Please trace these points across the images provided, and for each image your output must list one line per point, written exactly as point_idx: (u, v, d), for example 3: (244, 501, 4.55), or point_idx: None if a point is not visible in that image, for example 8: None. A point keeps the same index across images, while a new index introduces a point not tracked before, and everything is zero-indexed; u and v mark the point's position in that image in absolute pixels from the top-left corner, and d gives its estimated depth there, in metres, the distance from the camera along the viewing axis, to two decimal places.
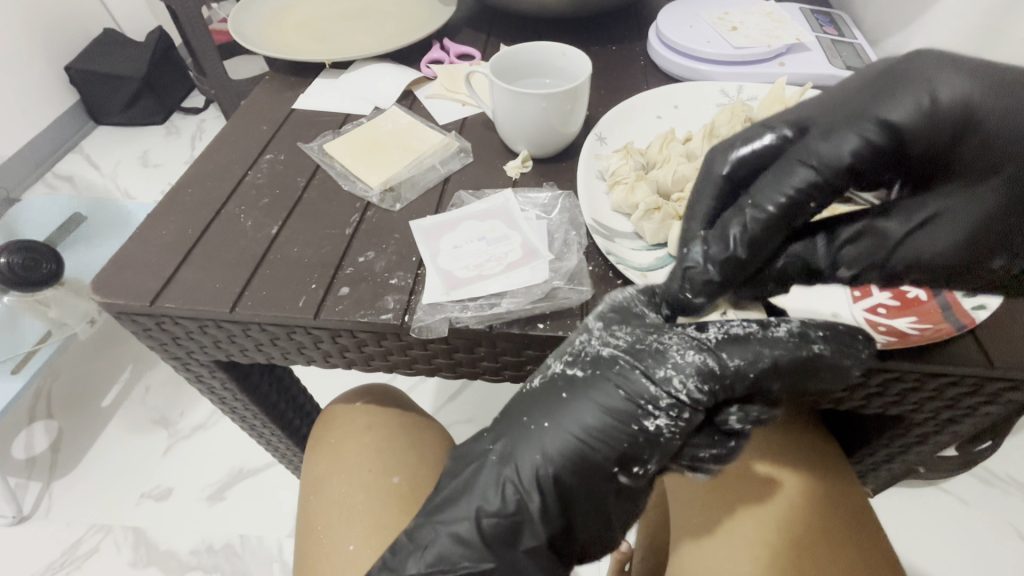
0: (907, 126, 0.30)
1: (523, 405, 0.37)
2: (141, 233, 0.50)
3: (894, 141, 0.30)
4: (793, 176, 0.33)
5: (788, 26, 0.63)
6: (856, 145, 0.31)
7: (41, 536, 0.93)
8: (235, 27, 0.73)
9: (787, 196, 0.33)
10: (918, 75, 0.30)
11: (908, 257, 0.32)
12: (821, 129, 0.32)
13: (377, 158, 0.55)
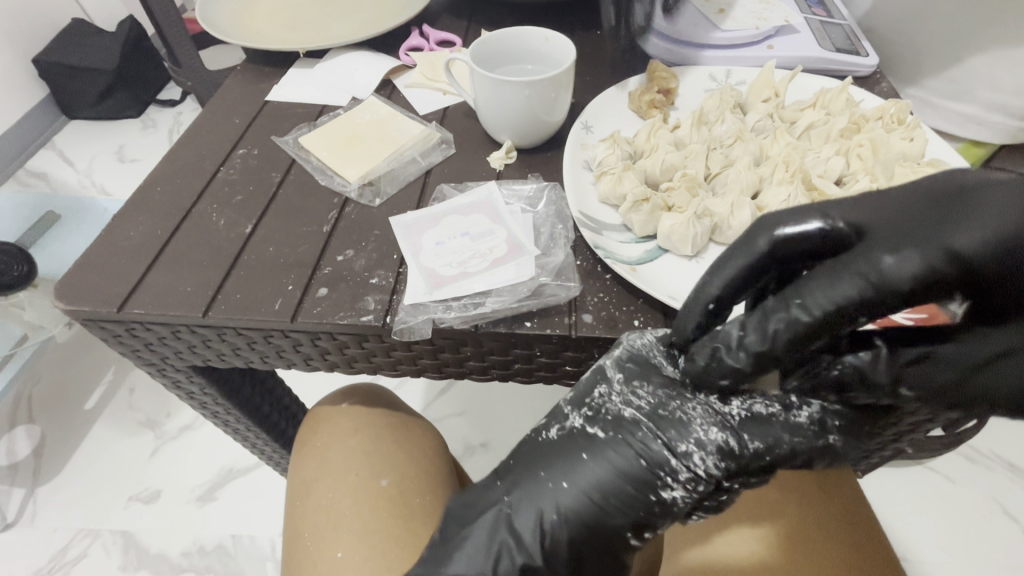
0: (974, 259, 0.24)
1: (537, 456, 0.35)
2: (109, 234, 0.48)
3: (958, 270, 0.24)
4: (839, 286, 0.26)
5: (776, 7, 0.62)
6: (916, 268, 0.24)
7: (26, 543, 0.91)
8: (204, 15, 0.70)
9: (836, 304, 0.26)
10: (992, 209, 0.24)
11: (984, 385, 0.26)
12: (878, 241, 0.26)
13: (355, 151, 0.52)
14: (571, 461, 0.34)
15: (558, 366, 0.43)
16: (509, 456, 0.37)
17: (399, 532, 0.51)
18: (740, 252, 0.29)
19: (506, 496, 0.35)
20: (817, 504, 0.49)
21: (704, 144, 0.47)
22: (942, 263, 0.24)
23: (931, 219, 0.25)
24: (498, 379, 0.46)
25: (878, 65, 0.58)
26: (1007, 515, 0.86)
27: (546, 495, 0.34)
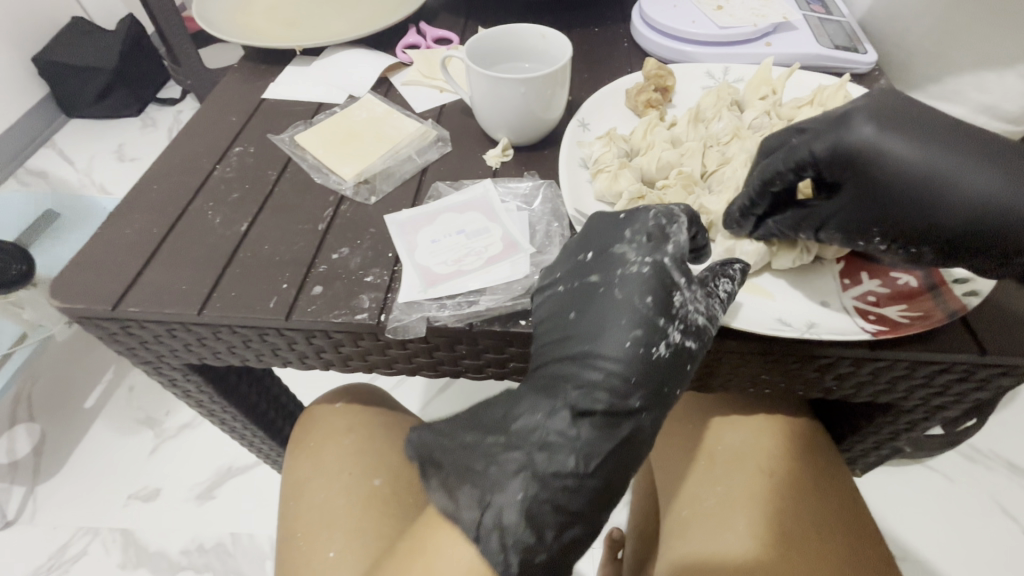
0: (851, 147, 0.33)
1: (655, 374, 0.35)
2: (104, 231, 0.48)
3: (840, 152, 0.33)
4: (776, 157, 0.37)
5: (775, 4, 0.61)
6: (818, 146, 0.34)
7: (26, 541, 0.91)
8: (202, 13, 0.70)
9: (770, 173, 0.37)
10: (890, 117, 0.32)
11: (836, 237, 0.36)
12: (814, 132, 0.35)
13: (351, 149, 0.52)
14: (681, 367, 0.35)
15: None
16: (577, 374, 0.35)
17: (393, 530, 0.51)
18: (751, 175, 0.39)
19: (640, 405, 0.35)
20: (808, 497, 0.49)
21: (700, 141, 0.47)
22: (834, 148, 0.33)
23: (838, 123, 0.34)
24: (493, 378, 0.46)
25: (877, 62, 0.58)
26: (1006, 513, 0.86)
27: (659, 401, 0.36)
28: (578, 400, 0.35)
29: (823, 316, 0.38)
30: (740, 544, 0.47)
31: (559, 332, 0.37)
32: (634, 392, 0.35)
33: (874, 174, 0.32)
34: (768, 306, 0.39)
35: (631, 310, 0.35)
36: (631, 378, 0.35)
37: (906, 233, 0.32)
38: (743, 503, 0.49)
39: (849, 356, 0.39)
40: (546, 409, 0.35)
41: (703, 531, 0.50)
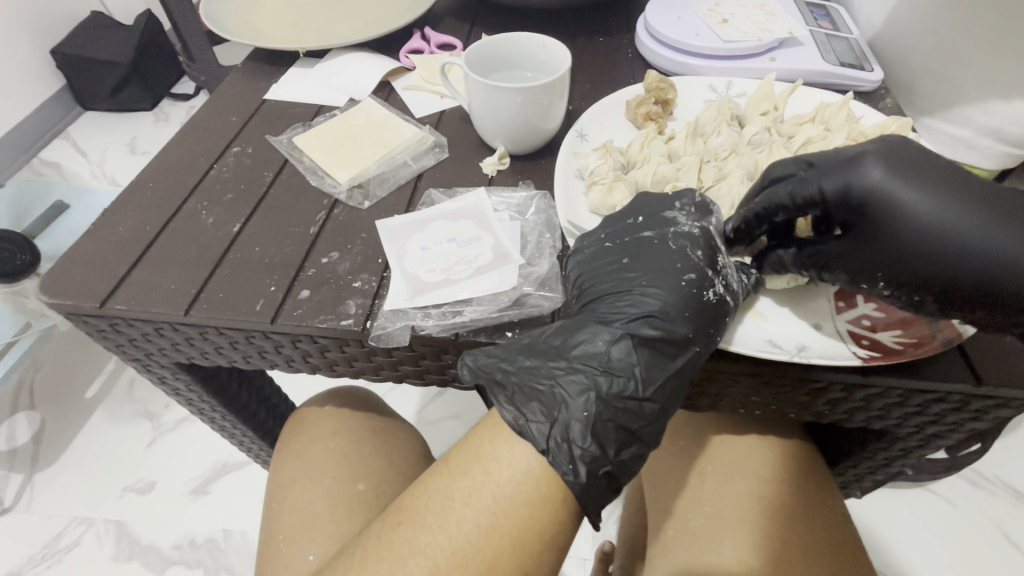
0: (859, 190, 0.32)
1: (706, 315, 0.36)
2: (99, 228, 0.48)
3: (845, 193, 0.33)
4: (777, 190, 0.36)
5: (782, 19, 0.61)
6: (825, 185, 0.34)
7: (22, 529, 0.92)
8: (210, 13, 0.71)
9: (766, 206, 0.37)
10: (899, 159, 0.31)
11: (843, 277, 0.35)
12: (823, 169, 0.34)
13: (348, 152, 0.52)
14: (724, 316, 0.36)
15: None
16: (625, 313, 0.37)
17: None
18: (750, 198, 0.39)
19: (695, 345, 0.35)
20: (797, 516, 0.48)
21: (697, 156, 0.46)
22: (842, 189, 0.33)
23: (844, 164, 0.33)
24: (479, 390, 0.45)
25: (883, 80, 0.57)
26: (1008, 541, 0.84)
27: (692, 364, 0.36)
28: (617, 336, 0.36)
29: (815, 340, 0.37)
30: (729, 558, 0.47)
31: (607, 279, 0.39)
32: (676, 328, 0.36)
33: (883, 220, 0.32)
34: (758, 327, 0.38)
35: (679, 257, 0.38)
36: (676, 317, 0.36)
37: (907, 280, 0.32)
38: (732, 519, 0.49)
39: (841, 381, 0.38)
40: (591, 342, 0.36)
41: (692, 545, 0.49)
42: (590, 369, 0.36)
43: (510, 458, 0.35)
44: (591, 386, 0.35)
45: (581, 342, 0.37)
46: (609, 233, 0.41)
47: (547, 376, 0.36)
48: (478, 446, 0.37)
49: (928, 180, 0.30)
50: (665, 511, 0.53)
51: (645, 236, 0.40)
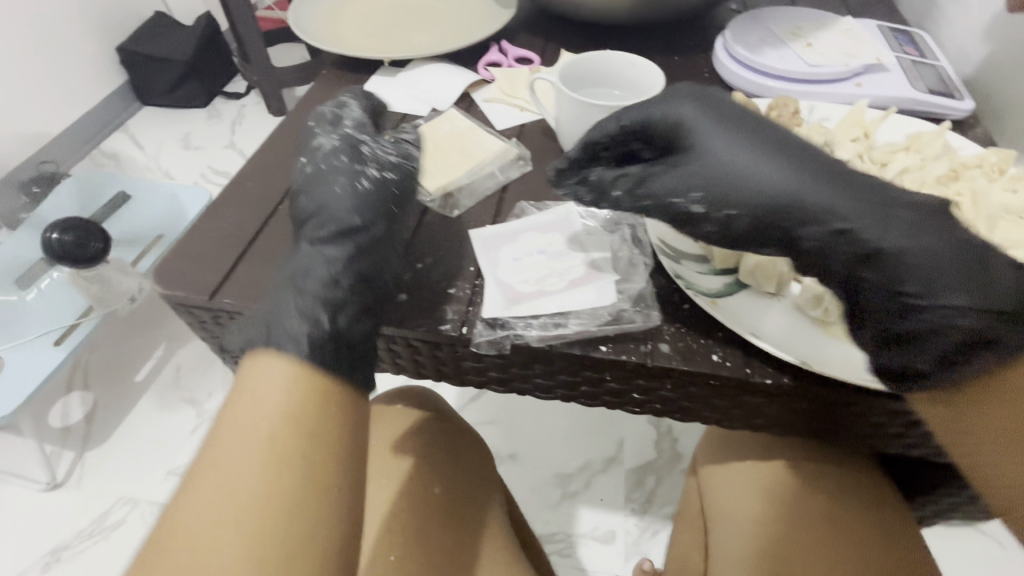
0: (685, 113, 0.34)
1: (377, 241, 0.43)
2: (202, 224, 0.50)
3: (664, 117, 0.35)
4: (628, 112, 0.37)
5: (867, 44, 0.60)
6: (679, 109, 0.34)
7: (71, 505, 0.96)
8: (295, 22, 0.74)
9: (608, 120, 0.38)
10: (761, 124, 0.33)
11: (663, 188, 0.34)
12: (689, 95, 0.35)
13: (437, 161, 0.54)
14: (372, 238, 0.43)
15: (625, 392, 0.43)
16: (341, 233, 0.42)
17: (442, 539, 0.53)
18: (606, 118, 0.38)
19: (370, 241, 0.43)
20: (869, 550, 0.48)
21: None
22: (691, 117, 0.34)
23: (749, 111, 0.34)
24: (561, 399, 0.46)
25: (974, 109, 0.56)
26: None
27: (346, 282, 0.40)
28: (353, 211, 0.43)
29: None
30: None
31: (330, 168, 0.46)
32: (356, 212, 0.43)
33: (702, 138, 0.33)
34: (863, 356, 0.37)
35: (391, 196, 0.47)
36: (355, 206, 0.44)
37: (760, 212, 0.32)
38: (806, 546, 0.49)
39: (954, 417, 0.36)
40: (322, 214, 0.43)
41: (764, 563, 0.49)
42: (337, 258, 0.40)
43: (265, 385, 0.33)
44: (342, 261, 0.41)
45: (306, 200, 0.45)
46: (375, 149, 0.50)
47: (306, 243, 0.42)
48: (232, 406, 0.32)
49: (759, 148, 0.32)
50: (730, 529, 0.53)
51: (338, 145, 0.49)
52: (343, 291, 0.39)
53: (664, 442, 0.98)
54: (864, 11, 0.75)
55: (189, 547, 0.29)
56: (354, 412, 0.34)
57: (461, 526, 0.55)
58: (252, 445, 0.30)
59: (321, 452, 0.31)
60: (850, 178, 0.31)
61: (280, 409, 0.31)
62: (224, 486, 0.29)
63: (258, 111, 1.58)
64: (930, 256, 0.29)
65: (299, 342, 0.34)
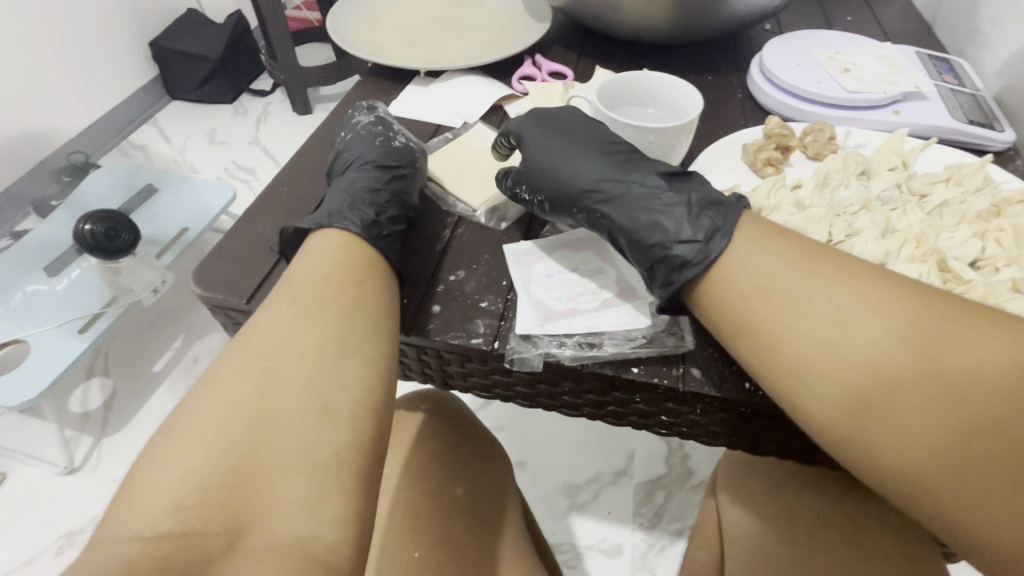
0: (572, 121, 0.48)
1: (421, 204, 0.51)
2: (241, 227, 0.52)
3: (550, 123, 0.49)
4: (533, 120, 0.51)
5: (906, 71, 0.60)
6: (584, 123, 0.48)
7: (84, 492, 0.95)
8: (333, 28, 0.75)
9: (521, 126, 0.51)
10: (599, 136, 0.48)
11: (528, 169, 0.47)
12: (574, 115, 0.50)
13: (471, 176, 0.55)
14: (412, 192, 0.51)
15: (653, 414, 0.43)
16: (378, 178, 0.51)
17: (463, 539, 0.54)
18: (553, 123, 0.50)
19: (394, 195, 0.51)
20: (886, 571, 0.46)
21: (827, 209, 0.46)
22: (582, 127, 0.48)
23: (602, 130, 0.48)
24: (586, 417, 0.47)
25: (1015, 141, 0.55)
26: None
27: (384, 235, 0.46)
28: (384, 147, 0.53)
29: None
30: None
31: (360, 125, 0.56)
32: (383, 154, 0.52)
33: (566, 139, 0.47)
34: None
35: (410, 142, 0.54)
36: (382, 145, 0.53)
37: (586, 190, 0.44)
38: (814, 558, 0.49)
39: None
40: (358, 153, 0.53)
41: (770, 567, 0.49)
42: (373, 182, 0.49)
43: (323, 247, 0.42)
44: (380, 178, 0.50)
45: (345, 148, 0.54)
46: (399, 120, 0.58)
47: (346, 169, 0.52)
48: (297, 266, 0.41)
49: (578, 145, 0.46)
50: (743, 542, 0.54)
51: (370, 111, 0.58)
52: (386, 196, 0.48)
53: (674, 458, 0.97)
54: (897, 37, 0.75)
55: (260, 353, 0.35)
56: (392, 283, 0.43)
57: (477, 533, 0.55)
58: (309, 285, 0.39)
59: (370, 297, 0.40)
60: (634, 165, 0.44)
61: (334, 264, 0.41)
62: (291, 313, 0.37)
63: (283, 109, 1.60)
64: (672, 207, 0.41)
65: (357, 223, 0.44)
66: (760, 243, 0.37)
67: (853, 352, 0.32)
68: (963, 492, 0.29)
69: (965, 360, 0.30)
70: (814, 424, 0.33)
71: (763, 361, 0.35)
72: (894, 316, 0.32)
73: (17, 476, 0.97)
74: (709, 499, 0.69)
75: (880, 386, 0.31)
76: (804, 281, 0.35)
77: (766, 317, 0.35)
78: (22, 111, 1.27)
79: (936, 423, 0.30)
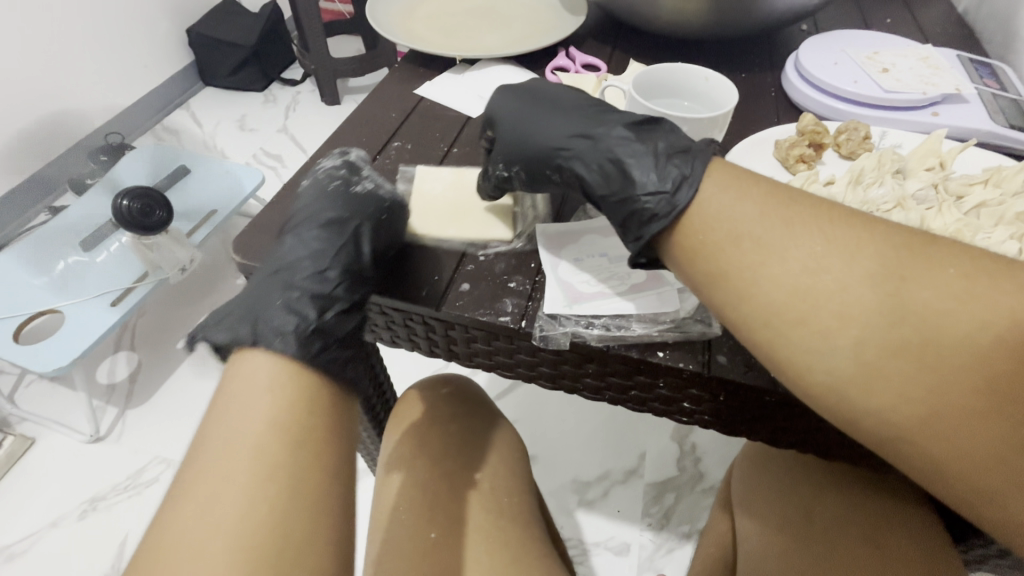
0: (537, 91, 0.48)
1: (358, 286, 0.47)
2: (279, 201, 0.53)
3: (514, 96, 0.48)
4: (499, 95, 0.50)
5: (947, 73, 0.59)
6: (551, 87, 0.49)
7: (110, 459, 0.98)
8: (371, 15, 0.77)
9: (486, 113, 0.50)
10: (566, 99, 0.47)
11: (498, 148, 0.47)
12: (538, 89, 0.49)
13: (467, 218, 0.50)
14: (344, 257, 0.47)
15: (676, 401, 0.44)
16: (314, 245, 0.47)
17: (478, 520, 0.55)
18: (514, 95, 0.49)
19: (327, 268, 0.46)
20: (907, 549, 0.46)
21: (860, 205, 0.46)
22: (548, 92, 0.48)
23: (573, 95, 0.48)
24: (608, 402, 0.48)
25: None
26: None
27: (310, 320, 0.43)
28: (341, 216, 0.49)
29: None
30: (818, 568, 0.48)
31: (323, 178, 0.52)
32: (336, 206, 0.50)
33: (532, 107, 0.47)
34: None
35: (372, 202, 0.50)
36: (339, 204, 0.50)
37: (563, 155, 0.44)
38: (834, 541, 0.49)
39: None
40: (309, 218, 0.49)
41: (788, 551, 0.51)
42: (319, 270, 0.46)
43: (255, 376, 0.39)
44: (325, 264, 0.46)
45: (299, 209, 0.50)
46: (369, 173, 0.54)
47: (290, 236, 0.48)
48: (215, 405, 0.38)
49: (550, 106, 0.46)
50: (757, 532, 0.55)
51: (335, 163, 0.54)
52: (331, 288, 0.46)
53: (686, 459, 0.97)
54: (937, 41, 0.74)
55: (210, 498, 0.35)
56: (336, 416, 0.41)
57: (491, 515, 0.56)
58: (242, 450, 0.36)
59: (305, 458, 0.38)
60: (605, 117, 0.44)
61: (270, 414, 0.38)
62: (222, 481, 0.35)
63: (313, 99, 1.63)
64: (640, 154, 0.40)
65: (290, 338, 0.41)
66: (726, 192, 0.37)
67: (823, 296, 0.32)
68: (932, 422, 0.30)
69: (932, 295, 0.30)
70: (790, 372, 0.33)
71: (737, 309, 0.34)
72: (862, 261, 0.32)
73: (46, 441, 1.00)
74: (721, 497, 0.69)
75: (852, 327, 0.31)
76: (774, 226, 0.35)
77: (739, 265, 0.34)
78: (65, 92, 1.31)
79: (905, 359, 0.30)
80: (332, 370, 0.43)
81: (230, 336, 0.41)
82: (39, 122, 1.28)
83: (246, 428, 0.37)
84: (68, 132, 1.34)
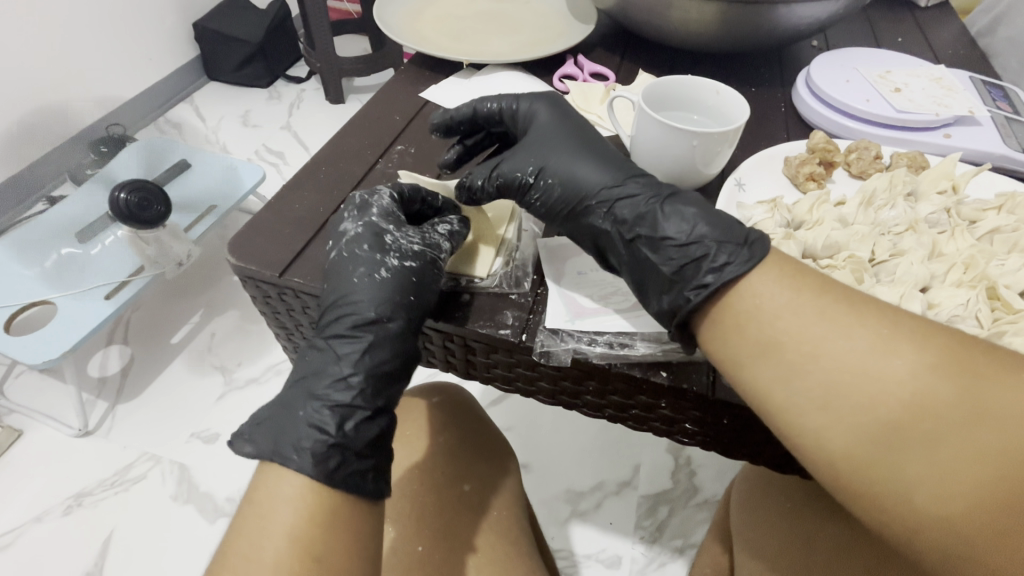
0: (567, 110, 0.49)
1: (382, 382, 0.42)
2: (277, 202, 0.52)
3: (547, 110, 0.48)
4: (524, 104, 0.50)
5: (959, 95, 0.58)
6: (573, 112, 0.49)
7: (98, 453, 0.97)
8: (379, 16, 0.76)
9: (494, 108, 0.51)
10: (599, 138, 0.47)
11: (513, 163, 0.46)
12: (569, 112, 0.49)
13: (462, 245, 0.48)
14: (371, 346, 0.41)
15: (677, 422, 0.43)
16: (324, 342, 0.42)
17: (471, 535, 0.54)
18: (543, 101, 0.49)
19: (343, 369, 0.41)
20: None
21: (871, 226, 0.45)
22: (566, 109, 0.49)
23: (598, 133, 0.48)
24: (608, 419, 0.46)
25: None
26: None
27: (320, 424, 0.39)
28: (367, 305, 0.42)
29: None
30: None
31: (348, 258, 0.44)
32: (364, 296, 0.42)
33: (556, 127, 0.47)
34: None
35: (400, 287, 0.42)
36: (369, 298, 0.42)
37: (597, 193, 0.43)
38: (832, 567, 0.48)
39: None
40: (343, 308, 0.42)
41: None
42: (340, 374, 0.40)
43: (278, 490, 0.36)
44: (350, 364, 0.41)
45: (331, 290, 0.44)
46: (399, 238, 0.45)
47: (327, 335, 0.42)
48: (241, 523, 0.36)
49: (582, 146, 0.46)
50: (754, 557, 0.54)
51: (361, 232, 0.45)
52: (354, 394, 0.40)
53: (680, 474, 0.96)
54: (947, 60, 0.74)
55: None
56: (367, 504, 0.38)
57: (482, 528, 0.55)
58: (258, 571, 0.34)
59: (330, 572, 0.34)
60: (641, 177, 0.43)
61: (288, 533, 0.34)
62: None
63: (317, 97, 1.62)
64: (689, 211, 0.39)
65: (303, 456, 0.37)
66: (782, 273, 0.35)
67: (894, 383, 0.30)
68: (1002, 533, 0.28)
69: (1009, 397, 0.29)
70: (845, 462, 0.31)
71: (791, 386, 0.32)
72: (939, 353, 0.31)
73: (34, 434, 0.98)
74: (719, 517, 0.68)
75: (924, 421, 0.30)
76: (836, 304, 0.33)
77: (798, 339, 0.33)
78: (69, 81, 1.30)
79: (978, 465, 0.29)
80: (356, 485, 0.38)
81: (253, 454, 0.38)
82: (42, 110, 1.27)
83: (265, 547, 0.34)
84: (69, 121, 1.33)
